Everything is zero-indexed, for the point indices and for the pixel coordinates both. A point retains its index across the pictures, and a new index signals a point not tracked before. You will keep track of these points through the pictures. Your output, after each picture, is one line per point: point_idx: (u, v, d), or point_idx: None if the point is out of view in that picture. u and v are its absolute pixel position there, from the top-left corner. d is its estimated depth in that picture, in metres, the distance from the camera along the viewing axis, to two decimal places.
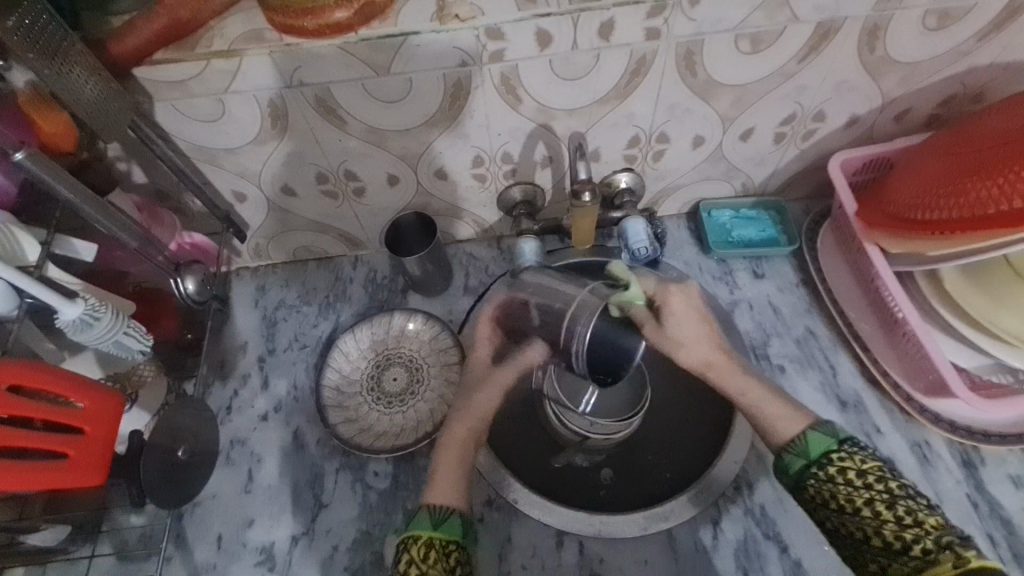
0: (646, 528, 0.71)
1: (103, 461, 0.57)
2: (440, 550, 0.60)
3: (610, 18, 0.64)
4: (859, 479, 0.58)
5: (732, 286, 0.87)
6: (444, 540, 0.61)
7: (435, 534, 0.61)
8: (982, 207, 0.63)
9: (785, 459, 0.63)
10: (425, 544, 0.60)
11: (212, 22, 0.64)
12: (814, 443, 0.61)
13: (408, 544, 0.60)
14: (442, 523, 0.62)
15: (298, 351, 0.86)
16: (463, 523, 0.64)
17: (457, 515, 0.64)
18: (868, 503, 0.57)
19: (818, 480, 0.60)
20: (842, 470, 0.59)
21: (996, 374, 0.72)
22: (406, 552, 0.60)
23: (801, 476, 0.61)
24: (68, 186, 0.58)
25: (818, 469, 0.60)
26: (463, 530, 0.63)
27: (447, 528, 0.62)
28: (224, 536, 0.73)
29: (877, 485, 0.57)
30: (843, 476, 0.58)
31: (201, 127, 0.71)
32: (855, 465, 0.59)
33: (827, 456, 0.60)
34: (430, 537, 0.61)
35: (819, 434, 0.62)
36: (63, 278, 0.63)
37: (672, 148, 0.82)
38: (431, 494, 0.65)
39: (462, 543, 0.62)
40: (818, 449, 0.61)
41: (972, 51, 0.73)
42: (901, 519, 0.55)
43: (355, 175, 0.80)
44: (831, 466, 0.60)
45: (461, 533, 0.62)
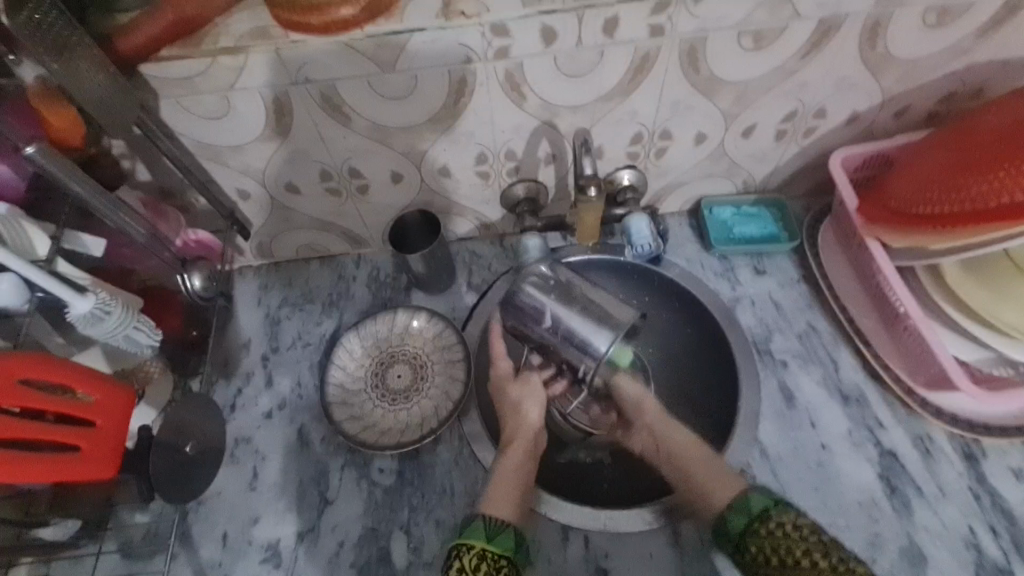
0: (651, 522, 0.72)
1: (115, 454, 0.57)
2: (491, 563, 0.60)
3: (614, 15, 0.65)
4: (796, 532, 0.60)
5: (734, 283, 0.88)
6: (496, 553, 0.61)
7: (488, 545, 0.61)
8: (983, 202, 0.64)
9: (727, 521, 0.65)
10: (477, 554, 0.61)
11: (218, 19, 0.65)
12: (755, 502, 0.64)
13: (461, 552, 0.61)
14: (496, 535, 0.62)
15: (301, 349, 0.86)
16: (517, 538, 0.64)
17: (512, 530, 0.64)
18: (806, 554, 0.59)
19: (759, 537, 0.62)
20: (780, 524, 0.61)
21: (997, 366, 0.72)
22: (458, 560, 0.61)
23: (742, 536, 0.63)
24: (78, 181, 0.58)
25: (757, 527, 0.62)
26: (516, 545, 0.63)
27: (499, 542, 0.62)
28: (229, 533, 0.73)
29: (812, 537, 0.60)
30: (782, 530, 0.61)
31: (206, 124, 0.71)
32: (791, 521, 0.61)
33: (767, 513, 0.63)
34: (483, 548, 0.61)
35: (761, 494, 0.64)
36: (71, 272, 0.63)
37: (674, 145, 0.82)
38: (491, 504, 0.66)
39: (514, 558, 0.62)
40: (759, 506, 0.64)
41: (971, 48, 0.74)
42: (835, 567, 0.57)
43: (359, 172, 0.80)
44: (771, 521, 0.62)
45: (513, 547, 0.62)
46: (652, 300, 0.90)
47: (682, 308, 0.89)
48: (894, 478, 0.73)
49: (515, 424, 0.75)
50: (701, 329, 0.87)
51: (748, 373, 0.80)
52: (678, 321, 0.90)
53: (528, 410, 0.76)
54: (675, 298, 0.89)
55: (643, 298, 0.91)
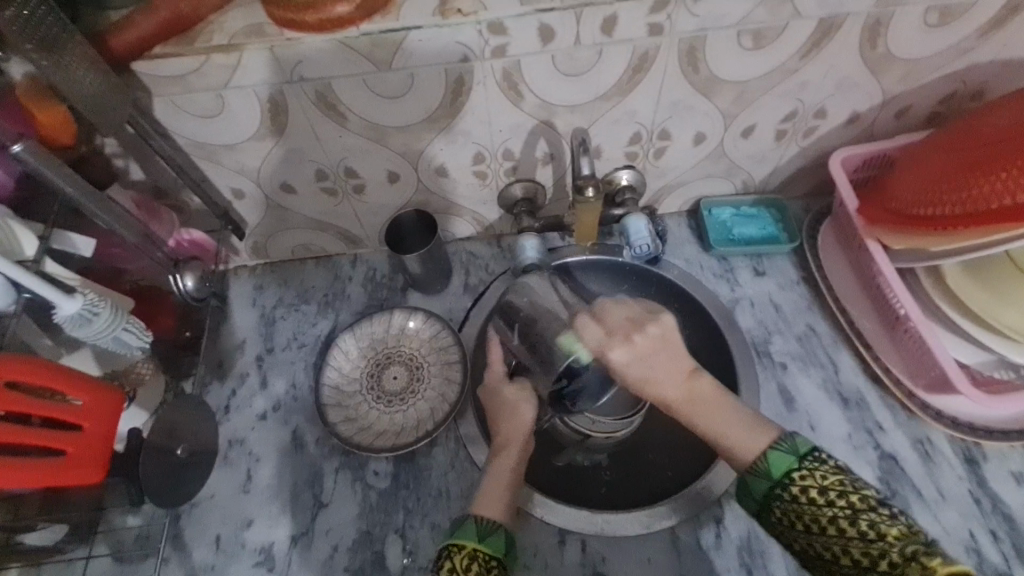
0: (649, 526, 0.71)
1: (102, 458, 0.57)
2: (482, 564, 0.60)
3: (612, 13, 0.64)
4: (822, 497, 0.56)
5: (733, 284, 0.87)
6: (487, 554, 0.61)
7: (479, 546, 0.61)
8: (985, 203, 0.63)
9: (748, 483, 0.60)
10: (468, 554, 0.60)
11: (211, 16, 0.64)
12: (775, 463, 0.59)
13: (452, 551, 0.60)
14: (487, 536, 0.62)
15: (296, 350, 0.85)
16: (507, 539, 0.64)
17: (503, 531, 0.63)
18: (833, 521, 0.55)
19: (783, 502, 0.57)
20: (804, 489, 0.57)
21: (998, 369, 0.72)
22: (449, 561, 0.60)
23: (766, 497, 0.59)
24: (67, 180, 0.57)
25: (781, 492, 0.58)
26: (507, 547, 0.63)
27: (490, 543, 0.62)
28: (222, 537, 0.72)
29: (839, 501, 0.55)
30: (806, 496, 0.56)
31: (199, 123, 0.70)
32: (816, 483, 0.57)
33: (789, 476, 0.58)
34: (474, 548, 0.61)
35: (780, 454, 0.59)
36: (60, 271, 0.63)
37: (673, 145, 0.82)
38: (479, 505, 0.65)
39: (504, 559, 0.62)
40: (780, 469, 0.58)
41: (972, 48, 0.73)
42: (866, 534, 0.54)
43: (355, 172, 0.80)
44: (794, 486, 0.57)
45: (504, 548, 0.62)
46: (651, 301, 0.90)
47: (680, 309, 0.88)
48: (894, 481, 0.72)
49: (510, 421, 0.73)
50: (700, 331, 0.87)
51: (747, 376, 0.79)
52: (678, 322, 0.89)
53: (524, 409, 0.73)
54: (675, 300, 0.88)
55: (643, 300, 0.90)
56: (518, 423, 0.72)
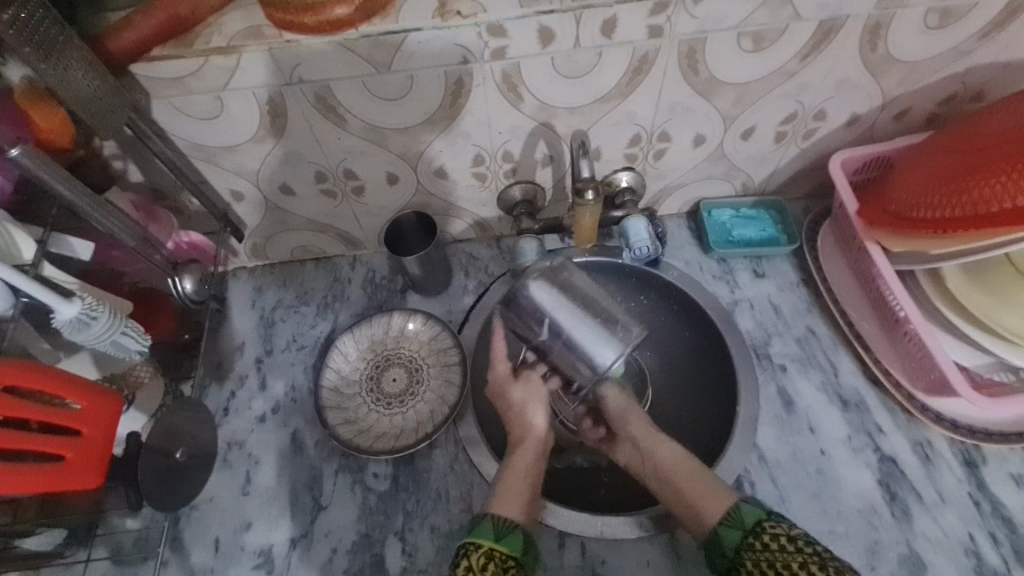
0: (648, 528, 0.71)
1: (101, 463, 0.57)
2: (499, 563, 0.60)
3: (612, 15, 0.64)
4: (790, 544, 0.58)
5: (732, 286, 0.87)
6: (504, 554, 0.60)
7: (495, 545, 0.61)
8: (984, 206, 0.63)
9: (721, 538, 0.62)
10: (485, 553, 0.60)
11: (209, 17, 0.64)
12: (747, 514, 0.62)
13: (469, 550, 0.60)
14: (505, 535, 0.62)
15: (295, 352, 0.85)
16: (525, 540, 0.63)
17: (521, 531, 0.63)
18: (803, 567, 0.56)
19: (755, 551, 0.59)
20: (774, 538, 0.59)
21: (997, 371, 0.72)
22: (467, 559, 0.60)
23: (738, 552, 0.60)
24: (64, 182, 0.57)
25: (754, 541, 0.60)
26: (524, 547, 0.63)
27: (508, 541, 0.61)
28: (221, 539, 0.72)
29: (807, 548, 0.57)
30: (777, 543, 0.58)
31: (198, 125, 0.70)
32: (785, 532, 0.59)
33: (759, 525, 0.60)
34: (491, 548, 0.60)
35: (751, 506, 0.62)
36: (57, 275, 0.62)
37: (673, 147, 0.82)
38: (498, 504, 0.65)
39: (522, 559, 0.61)
40: (750, 519, 0.61)
41: (972, 50, 0.73)
42: None
43: (354, 173, 0.80)
44: (765, 534, 0.59)
45: (521, 548, 0.61)
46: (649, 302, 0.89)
47: (679, 311, 0.88)
48: (894, 483, 0.72)
49: (521, 426, 0.74)
50: (699, 333, 0.87)
51: (747, 378, 0.79)
52: (677, 324, 0.89)
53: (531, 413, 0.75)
54: (672, 302, 0.88)
55: (643, 300, 0.90)
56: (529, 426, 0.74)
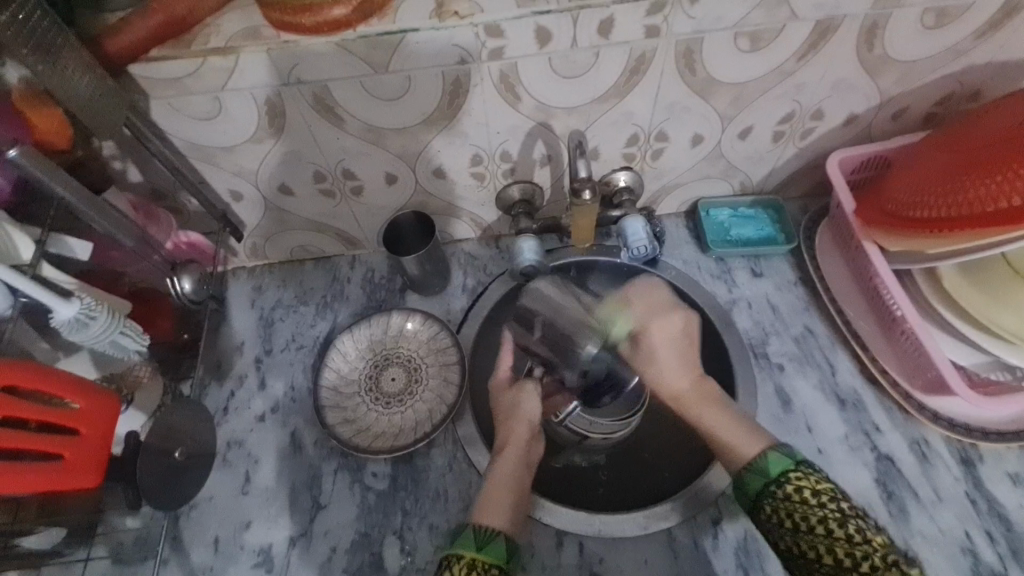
0: (646, 527, 0.71)
1: (100, 462, 0.57)
2: (482, 572, 0.59)
3: (609, 15, 0.64)
4: (813, 497, 0.58)
5: (730, 285, 0.87)
6: (488, 563, 0.60)
7: (478, 555, 0.60)
8: (979, 206, 0.63)
9: (743, 477, 0.63)
10: (468, 563, 0.59)
11: (208, 19, 0.64)
12: (773, 462, 0.62)
13: (451, 562, 0.60)
14: (486, 545, 0.61)
15: (294, 352, 0.85)
16: (509, 547, 0.62)
17: (503, 538, 0.62)
18: (823, 521, 0.57)
19: (775, 499, 0.60)
20: (799, 489, 0.59)
21: (994, 371, 0.72)
22: (449, 571, 0.59)
23: (759, 495, 0.61)
24: (62, 183, 0.57)
25: (776, 489, 0.60)
26: (508, 555, 0.62)
27: (491, 549, 0.61)
28: (221, 538, 0.73)
29: (831, 504, 0.58)
30: (800, 495, 0.59)
31: (197, 125, 0.70)
32: (810, 484, 0.59)
33: (785, 475, 0.60)
34: (472, 558, 0.60)
35: (777, 455, 0.62)
36: (57, 276, 0.63)
37: (670, 147, 0.82)
38: (479, 512, 0.65)
39: (506, 567, 0.61)
40: (777, 468, 0.61)
41: (970, 49, 0.73)
42: (851, 537, 0.56)
43: (353, 173, 0.80)
44: (789, 484, 0.60)
45: (506, 557, 0.61)
46: None
47: None
48: (891, 482, 0.72)
49: (511, 424, 0.74)
50: (698, 332, 0.87)
51: (744, 377, 0.80)
52: None
53: (523, 412, 0.75)
54: None
55: None
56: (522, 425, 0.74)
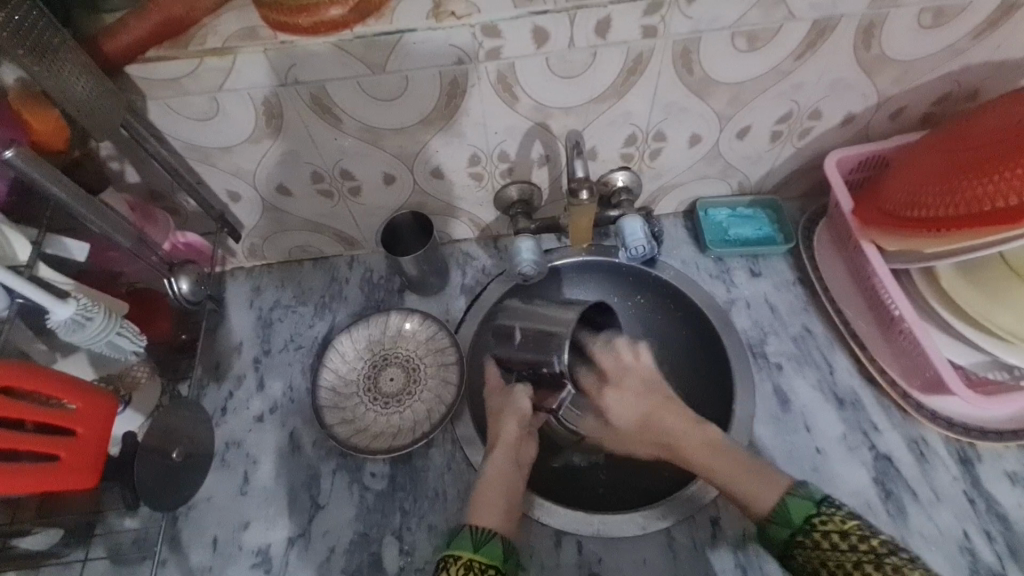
0: (644, 527, 0.71)
1: (96, 462, 0.57)
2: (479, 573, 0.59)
3: (607, 15, 0.64)
4: (843, 542, 0.56)
5: (729, 285, 0.87)
6: (484, 564, 0.60)
7: (474, 556, 0.60)
8: (977, 205, 0.63)
9: (767, 529, 0.61)
10: (464, 565, 0.59)
11: (205, 20, 0.64)
12: (795, 509, 0.60)
13: (448, 564, 0.59)
14: (483, 545, 0.61)
15: (293, 352, 0.85)
16: (504, 547, 0.62)
17: (499, 538, 0.62)
18: (857, 566, 0.55)
19: (806, 549, 0.58)
20: (826, 535, 0.57)
21: (992, 370, 0.72)
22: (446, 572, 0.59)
23: (788, 545, 0.60)
24: (59, 184, 0.57)
25: (803, 538, 0.59)
26: (505, 555, 0.62)
27: (488, 551, 0.61)
28: (219, 539, 0.73)
29: (861, 545, 0.56)
30: (829, 542, 0.57)
31: (194, 125, 0.70)
32: (836, 527, 0.57)
33: (809, 523, 0.59)
34: (469, 559, 0.60)
35: (798, 500, 0.60)
36: (54, 276, 0.62)
37: (668, 146, 0.82)
38: (476, 515, 0.65)
39: (503, 567, 0.61)
40: (800, 516, 0.59)
41: (968, 48, 0.73)
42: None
43: (350, 173, 0.80)
44: (815, 531, 0.58)
45: (501, 557, 0.61)
46: (646, 301, 0.91)
47: (676, 310, 0.88)
48: (889, 482, 0.72)
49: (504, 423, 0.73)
50: (696, 331, 0.87)
51: (742, 376, 0.80)
52: (673, 323, 0.89)
53: (511, 414, 0.73)
54: (670, 301, 0.89)
55: (640, 300, 0.91)
56: (513, 426, 0.72)
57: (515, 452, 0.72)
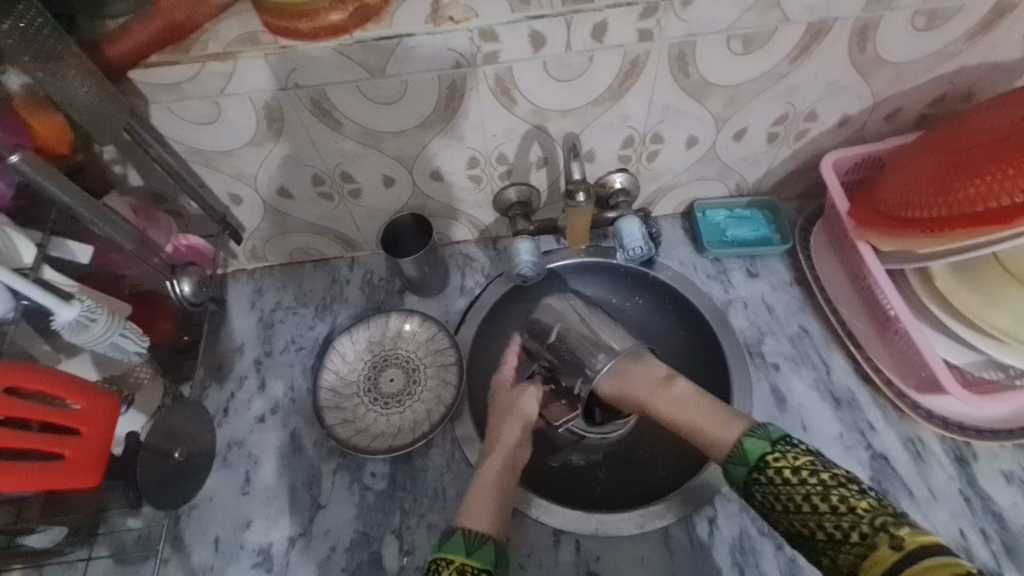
0: (642, 525, 0.72)
1: (100, 461, 0.58)
2: None
3: (603, 19, 0.65)
4: (795, 476, 0.57)
5: (726, 285, 0.88)
6: (476, 568, 0.61)
7: (467, 560, 0.61)
8: (969, 206, 0.64)
9: (729, 469, 0.63)
10: (457, 569, 0.60)
11: (207, 25, 0.65)
12: (751, 448, 0.61)
13: (440, 566, 0.61)
14: (476, 550, 0.62)
15: (294, 353, 0.86)
16: (496, 552, 0.64)
17: (492, 543, 0.63)
18: (807, 499, 0.56)
19: (761, 485, 0.59)
20: (779, 471, 0.59)
21: (987, 369, 0.72)
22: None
23: (746, 484, 0.61)
24: (64, 188, 0.58)
25: (758, 475, 0.60)
26: (496, 559, 0.63)
27: (479, 556, 0.62)
28: (221, 538, 0.73)
29: (812, 478, 0.57)
30: (781, 476, 0.58)
31: (196, 129, 0.71)
32: (789, 462, 0.58)
33: (763, 459, 0.60)
34: (463, 563, 0.60)
35: (753, 440, 0.62)
36: (58, 280, 0.63)
37: (666, 149, 0.83)
38: (467, 518, 0.65)
39: (494, 571, 0.62)
40: (755, 454, 0.61)
41: (962, 51, 0.74)
42: (836, 508, 0.55)
43: (351, 177, 0.81)
44: (769, 469, 0.59)
45: (493, 562, 0.62)
46: (645, 303, 0.91)
47: (674, 310, 0.89)
48: (885, 480, 0.73)
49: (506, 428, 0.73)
50: (694, 332, 0.87)
51: (739, 376, 0.80)
52: (673, 323, 0.89)
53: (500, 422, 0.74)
54: (670, 302, 0.89)
55: (639, 301, 0.91)
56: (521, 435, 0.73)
57: (513, 454, 0.71)
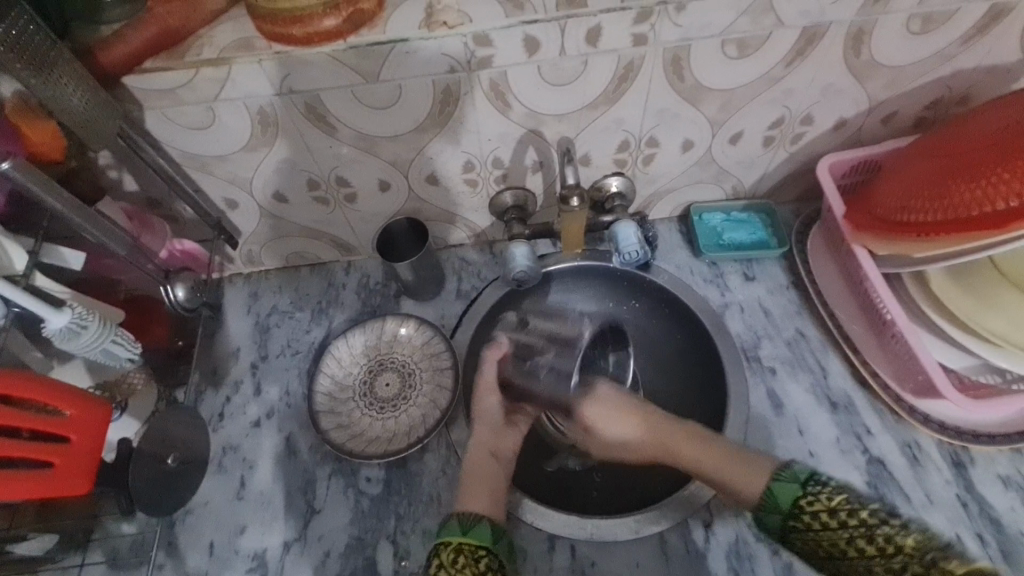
0: (637, 531, 0.72)
1: (90, 469, 0.57)
2: (469, 555, 0.59)
3: (597, 24, 0.65)
4: (834, 520, 0.56)
5: (723, 289, 0.88)
6: (474, 546, 0.60)
7: (464, 539, 0.60)
8: (964, 211, 0.64)
9: (761, 517, 0.61)
10: (454, 549, 0.60)
11: (202, 31, 0.65)
12: (781, 494, 0.59)
13: (439, 550, 0.60)
14: (472, 529, 0.61)
15: (289, 357, 0.86)
16: (493, 530, 0.62)
17: (487, 521, 0.62)
18: (851, 542, 0.54)
19: (800, 532, 0.58)
20: (815, 515, 0.57)
21: (984, 374, 0.72)
22: (438, 557, 0.60)
23: (783, 530, 0.59)
24: (56, 197, 0.58)
25: (795, 522, 0.58)
26: (495, 537, 0.62)
27: (476, 534, 0.61)
28: (216, 543, 0.73)
29: (851, 520, 0.55)
30: (818, 522, 0.56)
31: (190, 134, 0.71)
32: (825, 505, 0.57)
33: (797, 505, 0.58)
34: (459, 543, 0.60)
35: (782, 484, 0.60)
36: (49, 286, 0.64)
37: (661, 152, 0.82)
38: (462, 504, 0.65)
39: (494, 548, 0.61)
40: (787, 500, 0.59)
41: (957, 54, 0.74)
42: (883, 550, 0.53)
43: (346, 181, 0.81)
44: (805, 513, 0.58)
45: (490, 538, 0.61)
46: (642, 307, 0.91)
47: (670, 313, 0.89)
48: (881, 485, 0.73)
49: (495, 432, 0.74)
50: (690, 336, 0.87)
51: (735, 380, 0.80)
52: (669, 327, 0.90)
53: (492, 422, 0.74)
54: (664, 305, 0.89)
55: (635, 305, 0.91)
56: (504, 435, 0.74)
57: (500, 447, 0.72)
